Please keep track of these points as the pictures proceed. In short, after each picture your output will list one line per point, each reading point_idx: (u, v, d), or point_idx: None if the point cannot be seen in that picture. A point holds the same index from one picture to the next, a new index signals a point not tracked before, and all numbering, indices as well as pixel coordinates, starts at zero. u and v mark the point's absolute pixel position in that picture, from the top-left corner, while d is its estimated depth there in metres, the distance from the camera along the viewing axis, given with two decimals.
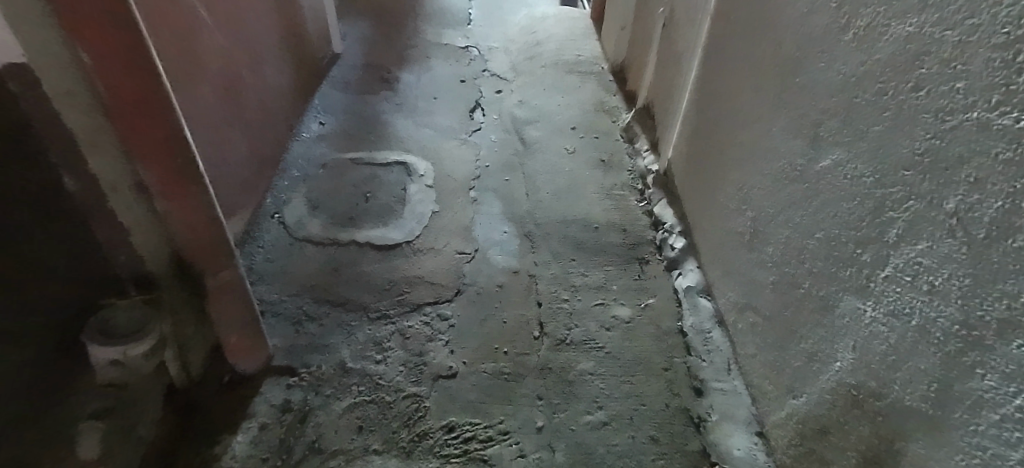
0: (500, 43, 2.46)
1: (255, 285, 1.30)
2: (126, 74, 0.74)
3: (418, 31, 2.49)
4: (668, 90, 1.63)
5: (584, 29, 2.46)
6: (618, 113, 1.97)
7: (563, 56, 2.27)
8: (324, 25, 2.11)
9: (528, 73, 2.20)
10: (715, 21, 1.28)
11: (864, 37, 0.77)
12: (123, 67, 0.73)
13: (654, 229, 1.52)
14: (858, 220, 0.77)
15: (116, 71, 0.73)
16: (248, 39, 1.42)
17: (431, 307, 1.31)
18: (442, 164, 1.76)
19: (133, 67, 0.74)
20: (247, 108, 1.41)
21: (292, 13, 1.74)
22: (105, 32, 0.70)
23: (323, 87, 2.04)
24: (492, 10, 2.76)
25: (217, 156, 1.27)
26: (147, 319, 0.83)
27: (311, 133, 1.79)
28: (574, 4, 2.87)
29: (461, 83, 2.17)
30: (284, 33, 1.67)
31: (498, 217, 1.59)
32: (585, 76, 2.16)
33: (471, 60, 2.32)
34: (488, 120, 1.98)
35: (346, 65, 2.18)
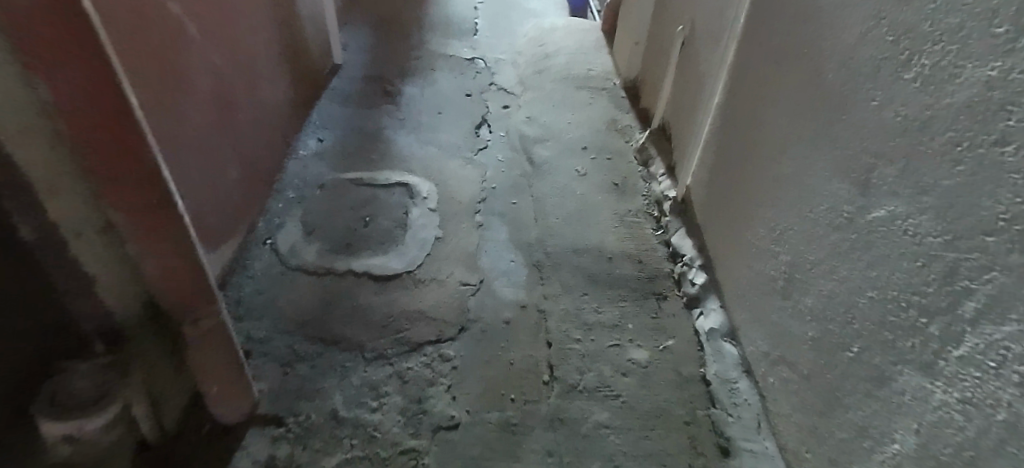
0: (508, 54, 2.38)
1: (242, 320, 1.20)
2: (96, 112, 0.65)
3: (422, 41, 2.41)
4: (688, 112, 1.54)
5: (595, 41, 2.37)
6: (632, 132, 1.88)
7: (573, 70, 2.18)
8: (324, 34, 2.03)
9: (537, 88, 2.12)
10: (744, 43, 1.19)
11: (930, 77, 0.67)
12: (92, 104, 0.64)
13: (672, 262, 1.42)
14: (922, 285, 0.67)
15: (83, 109, 0.64)
16: (241, 51, 1.33)
17: (433, 346, 1.21)
18: (446, 185, 1.67)
19: (104, 105, 0.64)
20: (238, 126, 1.32)
21: (288, 21, 1.65)
22: (70, 67, 0.61)
23: (321, 99, 1.95)
24: (499, 20, 2.68)
25: (204, 180, 1.18)
26: (109, 386, 0.76)
27: (309, 149, 1.70)
28: (583, 15, 2.79)
29: (468, 97, 2.09)
30: (280, 42, 1.58)
31: (505, 245, 1.50)
32: (597, 91, 2.07)
33: (477, 72, 2.25)
34: (494, 138, 1.90)
35: (347, 77, 2.10)
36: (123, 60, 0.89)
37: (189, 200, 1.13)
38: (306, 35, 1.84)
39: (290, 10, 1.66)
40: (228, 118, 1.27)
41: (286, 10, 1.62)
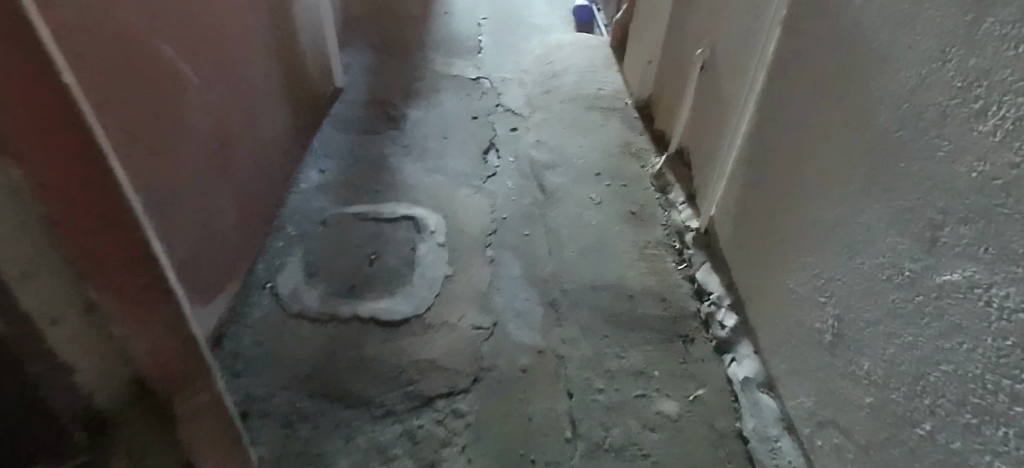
0: (514, 73, 2.31)
1: (240, 375, 1.12)
2: (74, 189, 0.56)
3: (425, 61, 2.34)
4: (709, 139, 1.46)
5: (604, 58, 2.30)
6: (647, 156, 1.80)
7: (583, 89, 2.11)
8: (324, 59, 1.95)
9: (545, 109, 2.05)
10: (774, 73, 1.11)
11: (1013, 131, 0.59)
12: (70, 181, 0.56)
13: (698, 299, 1.34)
14: (1011, 366, 0.59)
15: (59, 187, 0.56)
16: (238, 84, 1.25)
17: (445, 399, 1.12)
18: (455, 217, 1.59)
19: (83, 182, 0.56)
20: (237, 165, 1.24)
21: (287, 48, 1.58)
22: (42, 144, 0.53)
23: (322, 126, 1.88)
24: (503, 37, 2.61)
25: (201, 227, 1.09)
26: None
27: (310, 180, 1.62)
28: (590, 29, 2.72)
29: (473, 120, 2.03)
30: (280, 71, 1.51)
31: (519, 281, 1.42)
32: (608, 112, 2.00)
33: (483, 93, 2.18)
34: (504, 164, 1.83)
35: (347, 101, 2.03)
36: (109, 109, 0.81)
37: (186, 251, 1.04)
38: (307, 60, 1.77)
39: (288, 35, 1.59)
40: (225, 158, 1.19)
41: (285, 36, 1.55)
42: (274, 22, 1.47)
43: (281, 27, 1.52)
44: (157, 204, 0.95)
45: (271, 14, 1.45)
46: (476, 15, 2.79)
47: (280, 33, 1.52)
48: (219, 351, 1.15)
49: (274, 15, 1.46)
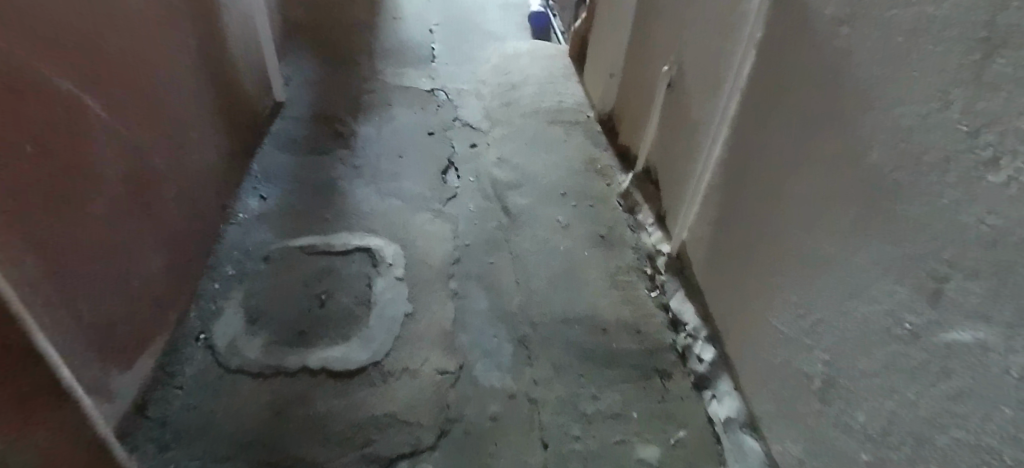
0: (471, 84, 2.23)
1: (168, 448, 0.98)
2: None
3: (376, 72, 2.22)
4: (678, 160, 1.41)
5: (563, 67, 2.24)
6: (613, 174, 1.75)
7: (543, 102, 2.04)
8: (256, 73, 1.82)
9: (505, 123, 1.99)
10: (751, 97, 1.06)
11: None
12: None
13: (673, 330, 1.29)
14: None
15: None
16: (159, 113, 1.11)
17: (407, 460, 1.02)
18: (413, 245, 1.48)
19: None
20: (161, 204, 1.11)
21: (209, 65, 1.44)
22: None
23: (264, 147, 1.74)
24: (457, 44, 2.51)
25: (121, 282, 0.96)
26: None
27: (252, 210, 1.49)
28: (547, 36, 2.66)
29: (429, 136, 1.93)
30: (204, 91, 1.37)
31: (484, 315, 1.32)
32: (570, 126, 1.95)
33: (438, 106, 2.09)
34: (464, 184, 1.75)
35: (292, 118, 1.89)
36: None
37: (103, 312, 0.91)
38: (233, 75, 1.62)
39: (209, 51, 1.45)
40: (147, 198, 1.05)
41: (204, 52, 1.41)
42: (192, 37, 1.33)
43: (200, 42, 1.38)
44: (65, 266, 0.81)
45: (189, 30, 1.30)
46: (427, 20, 2.68)
47: (200, 49, 1.38)
48: (145, 420, 1.01)
49: (191, 31, 1.32)
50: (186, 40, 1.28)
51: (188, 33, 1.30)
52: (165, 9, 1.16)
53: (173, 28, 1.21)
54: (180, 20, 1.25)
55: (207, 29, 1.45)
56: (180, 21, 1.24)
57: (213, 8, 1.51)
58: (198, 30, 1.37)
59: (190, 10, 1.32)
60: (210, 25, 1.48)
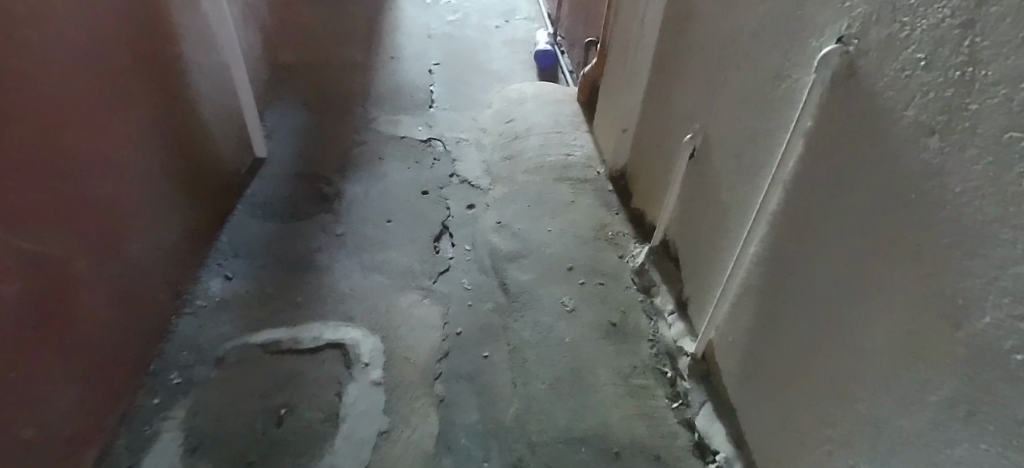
0: (470, 133, 2.07)
1: None
2: None
3: (368, 120, 2.06)
4: (701, 242, 1.21)
5: (571, 114, 2.07)
6: (626, 243, 1.55)
7: (548, 155, 1.87)
8: (231, 130, 1.66)
9: (507, 180, 1.81)
10: (798, 195, 0.85)
11: None
12: None
13: (700, 457, 1.08)
14: None
15: None
16: (73, 212, 0.95)
17: None
18: (396, 335, 1.29)
19: None
20: (75, 320, 0.94)
21: (167, 137, 1.28)
22: None
23: (236, 213, 1.57)
24: (457, 86, 2.36)
25: (9, 435, 0.80)
26: None
27: (213, 296, 1.32)
28: (553, 76, 2.49)
29: (423, 196, 1.75)
30: (154, 170, 1.21)
31: (474, 430, 1.12)
32: (577, 184, 1.76)
33: (435, 159, 1.92)
34: (459, 254, 1.56)
35: (270, 176, 1.73)
36: None
37: None
38: (201, 140, 1.47)
39: (169, 120, 1.29)
40: (52, 321, 0.89)
41: (161, 123, 1.25)
42: (141, 109, 1.17)
43: (154, 114, 1.22)
44: None
45: (134, 102, 1.14)
46: (427, 59, 2.53)
47: (153, 121, 1.22)
48: None
49: (139, 104, 1.16)
50: (129, 116, 1.12)
51: (133, 105, 1.14)
52: (92, 87, 1.00)
53: (105, 105, 1.04)
54: (118, 93, 1.08)
55: (169, 96, 1.30)
56: (117, 95, 1.08)
57: (178, 71, 1.35)
58: (151, 100, 1.21)
59: (138, 80, 1.16)
60: (173, 91, 1.32)
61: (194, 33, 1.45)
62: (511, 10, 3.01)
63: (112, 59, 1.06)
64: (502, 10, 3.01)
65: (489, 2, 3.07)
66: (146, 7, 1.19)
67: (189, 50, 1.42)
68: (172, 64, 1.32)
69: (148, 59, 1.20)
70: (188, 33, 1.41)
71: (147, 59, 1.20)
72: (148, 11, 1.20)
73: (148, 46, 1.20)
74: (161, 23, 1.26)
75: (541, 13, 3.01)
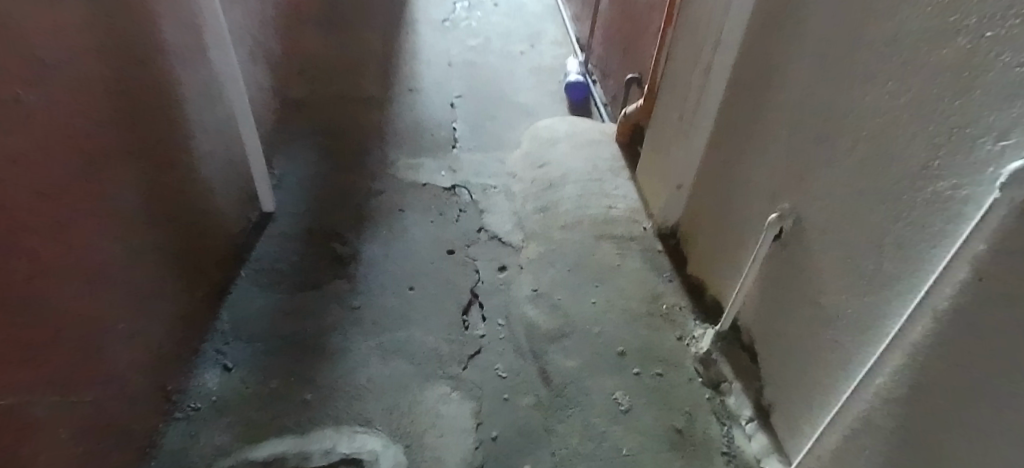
0: (498, 178, 1.90)
1: None
2: None
3: (387, 165, 1.90)
4: (792, 341, 1.01)
5: (610, 157, 1.88)
6: (683, 321, 1.35)
7: (587, 207, 1.69)
8: (234, 184, 1.49)
9: (542, 237, 1.63)
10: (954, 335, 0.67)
11: None
12: None
13: None
14: None
15: None
16: (33, 333, 0.80)
17: None
18: (423, 443, 1.11)
19: None
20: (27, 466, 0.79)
21: (160, 213, 1.13)
22: None
23: (239, 282, 1.40)
24: (483, 123, 2.19)
25: None
26: None
27: (208, 394, 1.16)
28: (586, 109, 2.31)
29: (450, 256, 1.58)
30: (137, 255, 1.05)
31: None
32: (622, 243, 1.58)
33: (460, 211, 1.75)
34: (490, 330, 1.36)
35: (278, 236, 1.55)
36: None
37: None
38: (202, 206, 1.32)
39: (163, 193, 1.14)
40: None
41: (152, 200, 1.10)
42: (123, 186, 1.01)
43: (143, 191, 1.07)
44: None
45: (116, 178, 0.99)
46: (449, 90, 2.35)
47: (143, 199, 1.07)
48: None
49: (124, 181, 1.01)
50: (111, 199, 0.97)
51: (112, 183, 0.97)
52: (58, 177, 0.84)
53: (77, 192, 0.88)
54: (94, 174, 0.92)
55: (164, 165, 1.15)
56: (93, 176, 0.92)
57: (176, 134, 1.21)
58: (141, 176, 1.07)
59: (124, 156, 1.01)
60: (170, 158, 1.18)
61: (195, 87, 1.29)
62: (536, 34, 2.82)
63: (86, 136, 0.90)
64: (526, 33, 2.82)
65: (513, 24, 2.88)
66: (135, 71, 1.04)
67: (189, 108, 1.27)
68: (167, 129, 1.17)
69: (138, 129, 1.06)
70: (188, 90, 1.26)
71: (135, 129, 1.05)
72: (138, 75, 1.06)
73: (138, 115, 1.06)
74: (155, 84, 1.11)
75: (568, 36, 2.81)
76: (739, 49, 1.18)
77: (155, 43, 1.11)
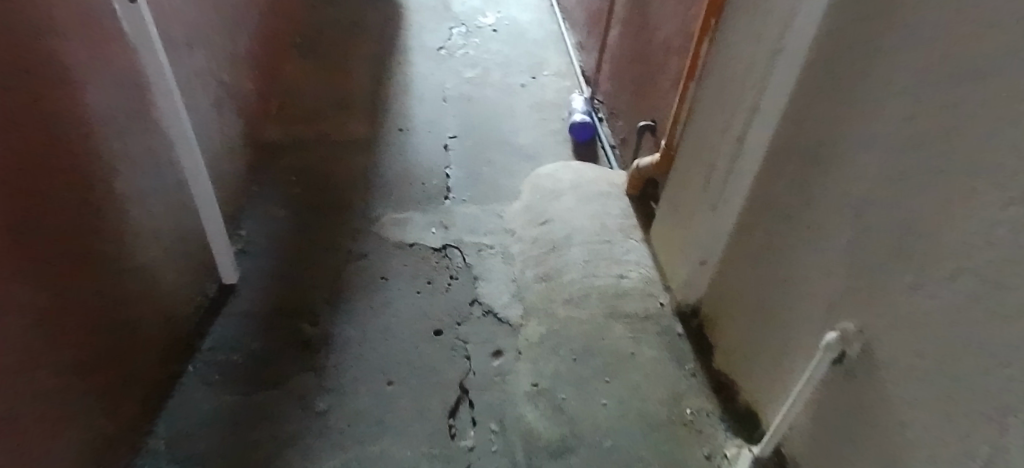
0: (493, 236, 1.70)
1: None
2: None
3: (370, 221, 1.70)
4: None
5: (621, 213, 1.67)
6: (712, 433, 1.15)
7: (595, 277, 1.47)
8: (188, 259, 1.29)
9: (544, 313, 1.42)
10: None
11: None
12: None
13: None
14: None
15: None
16: None
17: None
18: None
19: None
20: None
21: (80, 318, 0.94)
22: None
23: (184, 380, 1.21)
24: (478, 169, 1.98)
25: None
26: None
27: None
28: (593, 152, 2.10)
29: (435, 339, 1.36)
30: (44, 383, 0.85)
31: None
32: (635, 323, 1.36)
33: (451, 279, 1.54)
34: (480, 441, 1.16)
35: (240, 316, 1.35)
36: None
37: None
38: (141, 294, 1.12)
39: (82, 292, 0.95)
40: None
41: (69, 305, 0.91)
42: (30, 305, 0.81)
43: (56, 298, 0.88)
44: None
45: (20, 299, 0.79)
46: (442, 129, 2.15)
47: (56, 309, 0.88)
48: None
49: (29, 299, 0.81)
50: (11, 327, 0.77)
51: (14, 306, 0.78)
52: None
53: None
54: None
55: (86, 257, 0.96)
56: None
57: (106, 217, 1.01)
58: (53, 281, 0.87)
59: (30, 265, 0.81)
60: (95, 248, 0.98)
61: (133, 157, 1.10)
62: (538, 64, 2.61)
63: None
64: (527, 63, 2.62)
65: (513, 53, 2.68)
66: (40, 153, 0.84)
67: (126, 181, 1.08)
68: (93, 213, 0.97)
69: (45, 225, 0.85)
70: (122, 161, 1.07)
71: (44, 225, 0.85)
72: (46, 157, 0.86)
73: (44, 207, 0.86)
74: (71, 163, 0.92)
75: (573, 66, 2.61)
76: (781, 119, 0.98)
77: (69, 114, 0.92)
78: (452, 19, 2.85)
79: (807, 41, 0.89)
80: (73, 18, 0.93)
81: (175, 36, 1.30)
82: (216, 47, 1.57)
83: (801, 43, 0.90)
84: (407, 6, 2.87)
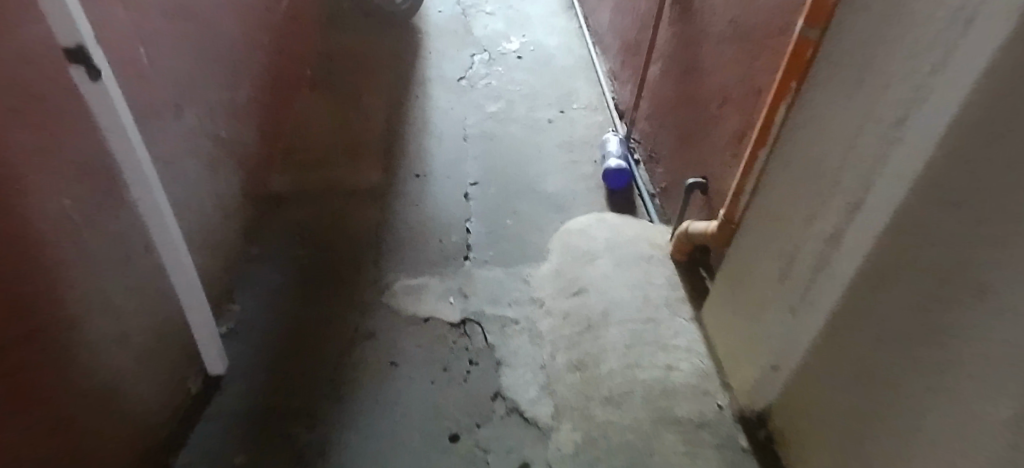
0: (519, 308, 1.49)
1: None
2: None
3: (382, 290, 1.51)
4: None
5: (667, 283, 1.45)
6: None
7: (639, 369, 1.25)
8: (168, 357, 1.12)
9: (580, 413, 1.21)
10: None
11: None
12: None
13: None
14: None
15: None
16: None
17: None
18: None
19: None
20: None
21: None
22: None
23: None
24: (502, 222, 1.78)
25: None
26: None
27: None
28: (631, 199, 1.88)
29: (452, 445, 1.18)
30: None
31: None
32: (689, 433, 1.15)
33: (471, 364, 1.34)
34: None
35: (230, 418, 1.20)
36: None
37: None
38: (101, 417, 0.94)
39: (35, 440, 0.79)
40: None
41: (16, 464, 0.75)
42: None
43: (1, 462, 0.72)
44: None
45: None
46: (463, 175, 1.96)
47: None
48: None
49: None
50: None
51: None
52: None
53: None
54: None
55: (41, 395, 0.79)
56: None
57: (69, 337, 0.85)
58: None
59: None
60: (53, 381, 0.82)
61: (100, 255, 0.92)
62: (567, 95, 2.41)
63: None
64: (555, 94, 2.41)
65: (541, 83, 2.47)
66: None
67: (98, 285, 0.91)
68: (53, 341, 0.81)
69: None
70: (94, 265, 0.90)
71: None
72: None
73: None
74: (32, 291, 0.76)
75: (604, 98, 2.39)
76: (895, 224, 0.76)
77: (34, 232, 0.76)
78: (474, 45, 2.66)
79: (933, 134, 0.67)
80: (27, 104, 0.74)
81: (160, 99, 1.13)
82: (214, 101, 1.40)
83: (928, 136, 0.68)
84: (426, 32, 2.69)
